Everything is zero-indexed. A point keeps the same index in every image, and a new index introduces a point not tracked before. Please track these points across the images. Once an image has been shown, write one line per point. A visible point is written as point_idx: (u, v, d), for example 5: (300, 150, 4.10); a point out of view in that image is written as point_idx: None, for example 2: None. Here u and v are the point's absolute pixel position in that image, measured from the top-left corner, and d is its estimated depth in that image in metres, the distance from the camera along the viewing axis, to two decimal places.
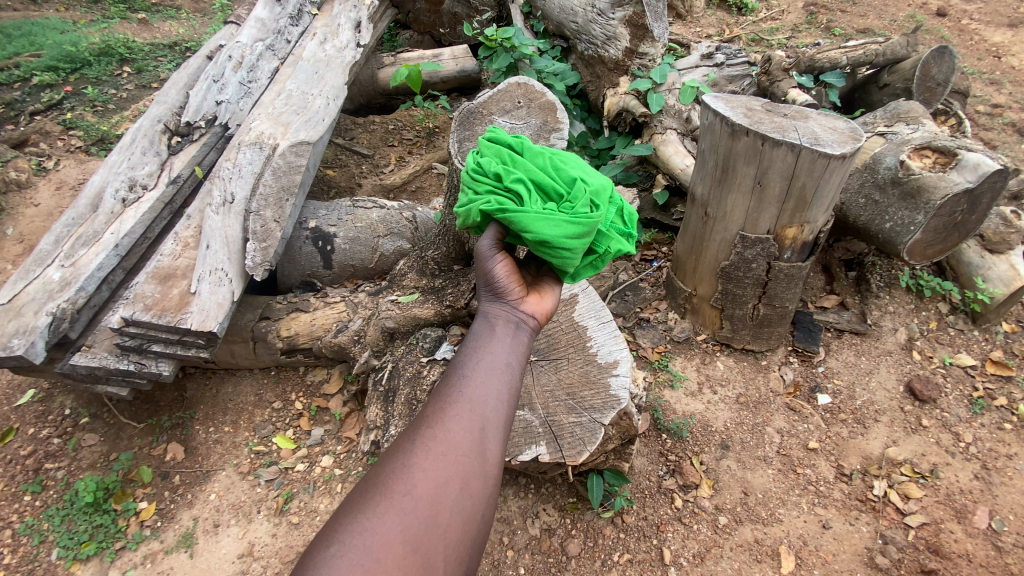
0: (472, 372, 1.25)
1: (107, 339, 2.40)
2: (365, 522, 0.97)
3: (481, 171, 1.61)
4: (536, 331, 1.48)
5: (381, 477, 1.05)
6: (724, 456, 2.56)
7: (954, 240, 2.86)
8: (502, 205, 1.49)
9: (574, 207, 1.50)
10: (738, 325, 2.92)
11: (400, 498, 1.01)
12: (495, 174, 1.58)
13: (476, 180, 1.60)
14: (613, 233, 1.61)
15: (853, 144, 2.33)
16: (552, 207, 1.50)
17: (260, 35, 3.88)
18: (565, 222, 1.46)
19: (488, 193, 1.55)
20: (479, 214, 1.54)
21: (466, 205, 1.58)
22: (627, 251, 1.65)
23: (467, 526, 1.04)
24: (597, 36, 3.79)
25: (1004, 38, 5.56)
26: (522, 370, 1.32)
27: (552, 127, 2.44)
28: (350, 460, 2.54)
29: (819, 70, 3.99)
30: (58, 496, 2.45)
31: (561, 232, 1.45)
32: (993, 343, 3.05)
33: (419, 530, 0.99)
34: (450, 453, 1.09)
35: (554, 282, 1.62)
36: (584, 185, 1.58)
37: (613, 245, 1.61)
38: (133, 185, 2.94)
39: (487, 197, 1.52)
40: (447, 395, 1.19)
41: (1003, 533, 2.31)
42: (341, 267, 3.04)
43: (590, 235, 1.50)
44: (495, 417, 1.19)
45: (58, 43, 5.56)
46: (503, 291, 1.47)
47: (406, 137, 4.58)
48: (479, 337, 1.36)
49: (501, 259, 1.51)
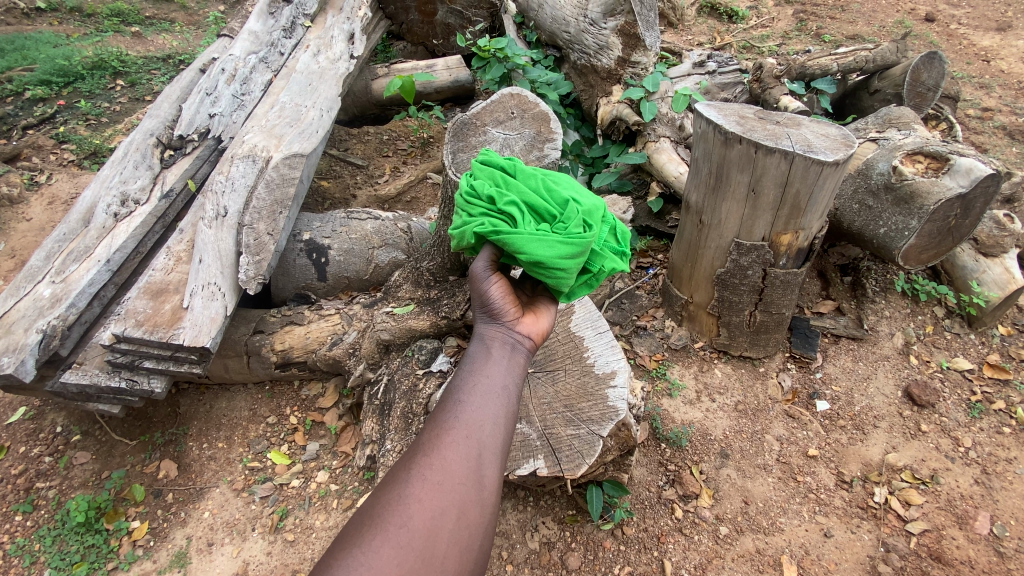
0: (468, 397, 1.23)
1: (98, 355, 2.37)
2: (360, 557, 0.95)
3: (474, 193, 1.61)
4: (532, 351, 1.47)
5: (376, 508, 1.02)
6: (723, 465, 2.54)
7: (948, 244, 2.87)
8: (496, 226, 1.48)
9: (567, 226, 1.49)
10: (736, 332, 2.91)
11: (396, 530, 0.99)
12: (488, 197, 1.57)
13: (469, 203, 1.59)
14: (606, 252, 1.62)
15: (846, 151, 2.34)
16: (546, 227, 1.49)
17: (253, 47, 3.89)
18: (559, 242, 1.45)
19: (482, 215, 1.54)
20: (473, 236, 1.53)
21: (460, 227, 1.57)
22: (620, 269, 1.65)
23: (464, 557, 1.02)
24: (589, 46, 3.82)
25: (992, 42, 5.63)
26: (519, 393, 1.31)
27: (545, 137, 2.44)
28: (346, 475, 2.51)
29: (810, 77, 4.01)
30: (49, 516, 2.40)
31: (555, 253, 1.44)
32: (989, 347, 3.05)
33: (415, 564, 0.97)
34: (447, 482, 1.07)
35: (550, 301, 1.62)
36: (578, 205, 1.56)
37: (606, 264, 1.61)
38: (126, 199, 2.92)
39: (481, 219, 1.51)
40: (443, 422, 1.17)
41: (1005, 538, 2.30)
42: (335, 279, 3.02)
43: (584, 255, 1.50)
44: (492, 442, 1.17)
45: (51, 57, 5.55)
46: (498, 312, 1.46)
47: (401, 147, 4.58)
48: (475, 360, 1.35)
49: (495, 280, 1.50)
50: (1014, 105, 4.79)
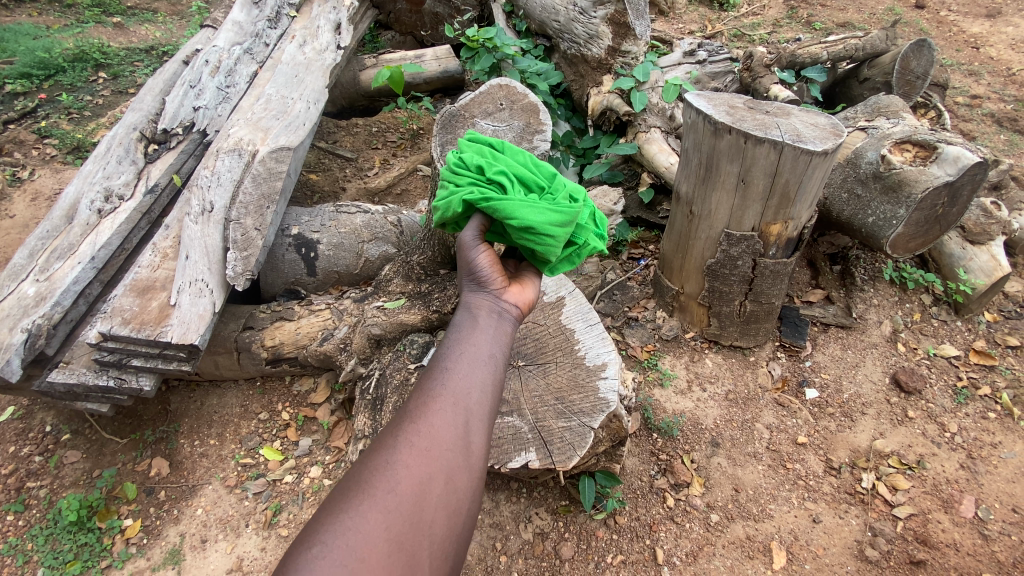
0: (455, 364, 1.23)
1: (85, 354, 2.35)
2: (348, 522, 0.95)
3: (462, 164, 1.59)
4: (518, 321, 1.47)
5: (363, 473, 1.02)
6: (714, 453, 2.57)
7: (935, 232, 2.89)
8: (486, 194, 1.48)
9: (556, 197, 1.52)
10: (726, 322, 2.93)
11: (384, 495, 0.99)
12: (476, 167, 1.56)
13: (456, 172, 1.57)
14: (590, 229, 1.64)
15: (835, 140, 2.35)
16: (536, 196, 1.51)
17: (237, 38, 3.80)
18: (549, 210, 1.46)
19: (471, 184, 1.53)
20: (462, 204, 1.51)
21: (446, 197, 1.55)
22: (602, 248, 1.68)
23: (452, 520, 1.03)
24: (579, 35, 3.80)
25: (982, 29, 5.64)
26: (505, 361, 1.31)
27: (535, 129, 2.42)
28: (339, 470, 2.51)
29: (800, 65, 3.99)
30: (41, 515, 2.38)
31: (545, 219, 1.45)
32: (976, 333, 3.09)
33: (404, 528, 0.97)
34: (435, 447, 1.07)
35: (535, 274, 1.61)
36: (564, 180, 1.60)
37: (590, 240, 1.62)
38: (109, 195, 2.88)
39: (470, 187, 1.50)
40: (430, 389, 1.17)
41: (990, 521, 2.34)
42: (325, 274, 3.00)
43: (571, 225, 1.51)
44: (479, 408, 1.18)
45: (31, 49, 5.40)
46: (485, 281, 1.45)
47: (390, 139, 4.53)
48: (462, 329, 1.34)
49: (483, 248, 1.49)
50: (1003, 93, 4.81)
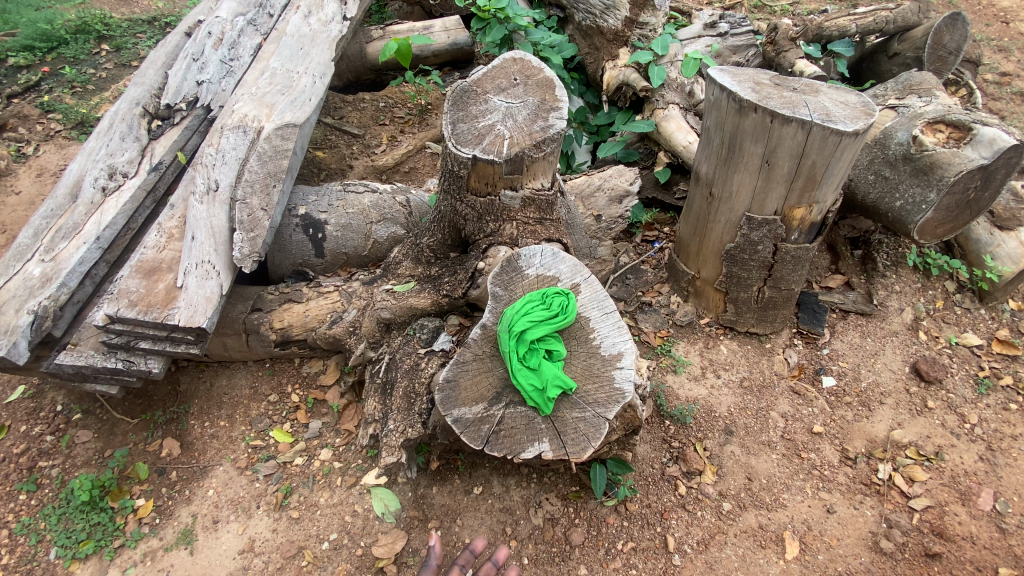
0: None
1: (92, 336, 2.33)
2: None
3: (554, 298, 1.99)
4: None
5: None
6: (727, 441, 2.53)
7: (966, 217, 2.78)
8: (539, 306, 1.95)
9: (538, 357, 1.88)
10: (743, 308, 2.85)
11: None
12: (557, 303, 1.97)
13: (552, 293, 2.01)
14: (540, 390, 1.86)
15: (866, 120, 2.23)
16: (539, 351, 1.89)
17: (240, 8, 3.66)
18: (530, 378, 1.87)
19: (551, 298, 1.99)
20: (542, 293, 2.01)
21: (544, 290, 2.03)
22: (541, 406, 1.88)
23: None
24: (595, 6, 3.67)
25: (1013, 2, 5.34)
26: None
27: (550, 106, 2.26)
28: (350, 453, 2.51)
29: (827, 39, 3.80)
30: (53, 494, 2.40)
31: (525, 377, 1.87)
32: (999, 322, 3.01)
33: None
34: None
35: None
36: (551, 366, 1.88)
37: (535, 390, 1.87)
38: (113, 172, 2.82)
39: (552, 298, 1.99)
40: None
41: (1008, 515, 2.30)
42: (333, 255, 2.95)
43: (532, 389, 1.87)
44: None
45: (33, 21, 5.27)
46: None
47: (398, 115, 4.39)
48: None
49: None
50: None
